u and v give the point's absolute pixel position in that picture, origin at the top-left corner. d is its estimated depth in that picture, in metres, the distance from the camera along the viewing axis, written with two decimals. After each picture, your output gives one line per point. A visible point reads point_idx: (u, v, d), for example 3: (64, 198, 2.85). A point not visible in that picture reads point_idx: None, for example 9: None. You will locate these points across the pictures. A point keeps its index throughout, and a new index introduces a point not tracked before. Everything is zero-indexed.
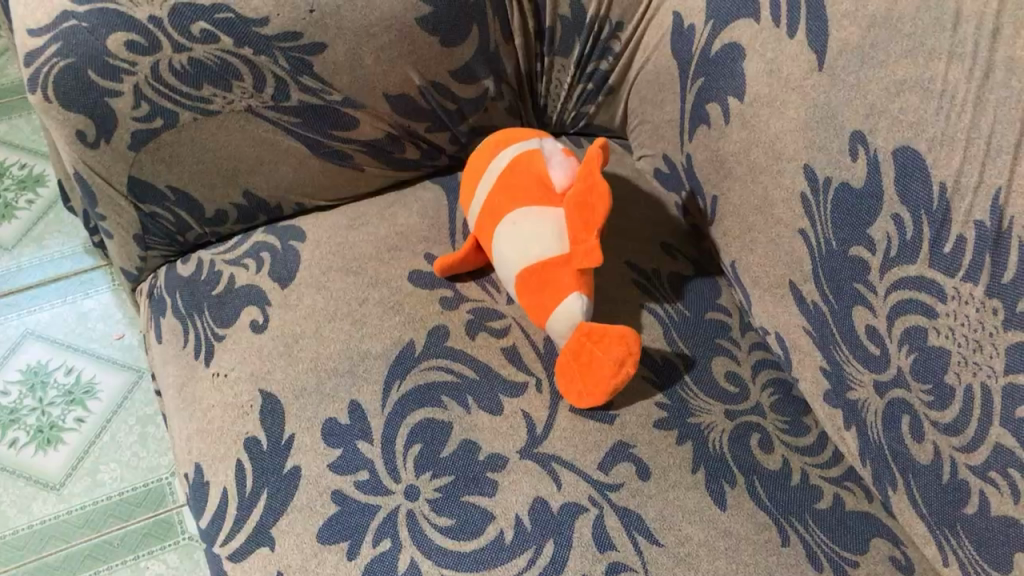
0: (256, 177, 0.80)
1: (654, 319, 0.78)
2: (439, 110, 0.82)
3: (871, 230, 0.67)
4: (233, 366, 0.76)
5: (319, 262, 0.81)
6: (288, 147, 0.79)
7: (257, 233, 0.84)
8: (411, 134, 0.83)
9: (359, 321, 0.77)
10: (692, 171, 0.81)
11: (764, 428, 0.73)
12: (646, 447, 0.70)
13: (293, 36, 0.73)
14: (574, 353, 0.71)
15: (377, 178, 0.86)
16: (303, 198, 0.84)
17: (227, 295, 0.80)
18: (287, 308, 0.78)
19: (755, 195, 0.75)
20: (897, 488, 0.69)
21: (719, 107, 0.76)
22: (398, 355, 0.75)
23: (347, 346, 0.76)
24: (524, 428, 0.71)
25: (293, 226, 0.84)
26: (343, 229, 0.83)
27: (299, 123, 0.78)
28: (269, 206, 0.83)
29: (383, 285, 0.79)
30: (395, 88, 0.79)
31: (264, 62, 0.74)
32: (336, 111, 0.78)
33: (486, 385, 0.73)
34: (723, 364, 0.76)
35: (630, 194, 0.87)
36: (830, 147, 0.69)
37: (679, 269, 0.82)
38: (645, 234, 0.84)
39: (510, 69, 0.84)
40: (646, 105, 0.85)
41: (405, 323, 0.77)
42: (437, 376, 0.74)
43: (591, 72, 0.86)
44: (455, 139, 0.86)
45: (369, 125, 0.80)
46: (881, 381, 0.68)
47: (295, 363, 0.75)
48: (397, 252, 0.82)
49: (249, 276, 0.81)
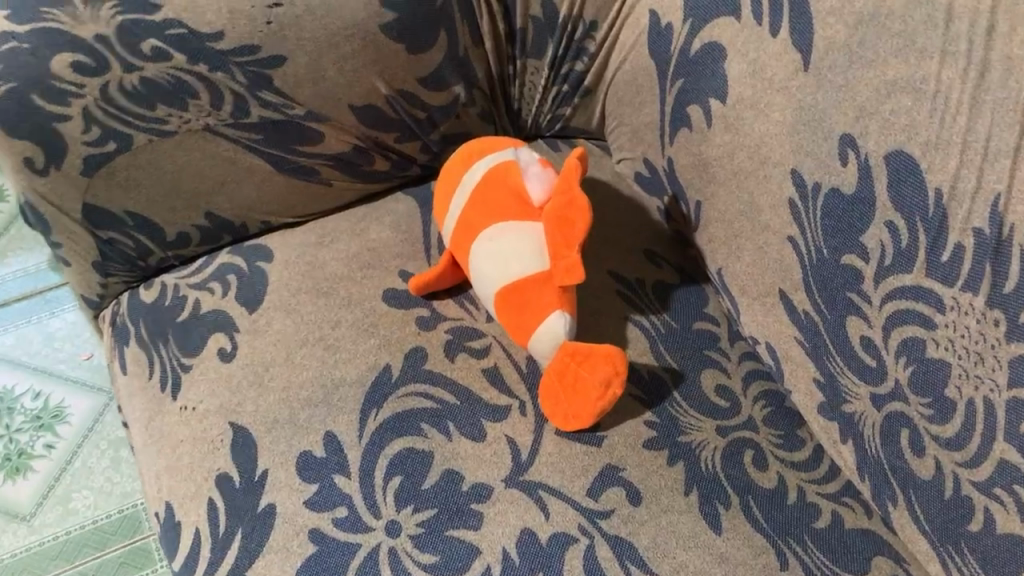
0: (218, 197, 0.76)
1: (640, 333, 0.75)
2: (408, 119, 0.79)
3: (864, 238, 0.64)
4: (201, 399, 0.73)
5: (288, 284, 0.77)
6: (251, 165, 0.75)
7: (221, 254, 0.80)
8: (380, 146, 0.80)
9: (332, 346, 0.73)
10: (674, 176, 0.78)
11: (757, 444, 0.70)
12: (636, 469, 0.67)
13: (250, 50, 0.69)
14: (558, 375, 0.68)
15: (346, 192, 0.82)
16: (268, 216, 0.80)
17: (193, 322, 0.76)
18: (256, 334, 0.75)
19: (740, 201, 0.72)
20: (898, 504, 0.66)
21: (700, 109, 0.73)
22: (374, 381, 0.71)
23: (319, 373, 0.72)
24: (508, 455, 0.68)
25: (260, 246, 0.80)
26: (311, 247, 0.80)
27: (261, 139, 0.74)
28: (233, 227, 0.79)
29: (356, 306, 0.76)
30: (361, 100, 0.75)
31: (221, 79, 0.70)
32: (299, 126, 0.75)
33: (467, 410, 0.70)
34: (712, 377, 0.73)
35: (610, 200, 0.84)
36: (818, 151, 0.65)
37: (664, 278, 0.79)
38: (626, 242, 0.81)
39: (481, 75, 0.80)
40: (624, 107, 0.81)
41: (380, 346, 0.73)
42: (416, 403, 0.70)
43: (566, 73, 0.82)
44: (426, 148, 0.82)
45: (335, 138, 0.77)
46: (877, 394, 0.66)
47: (266, 394, 0.72)
48: (369, 270, 0.78)
49: (215, 301, 0.77)
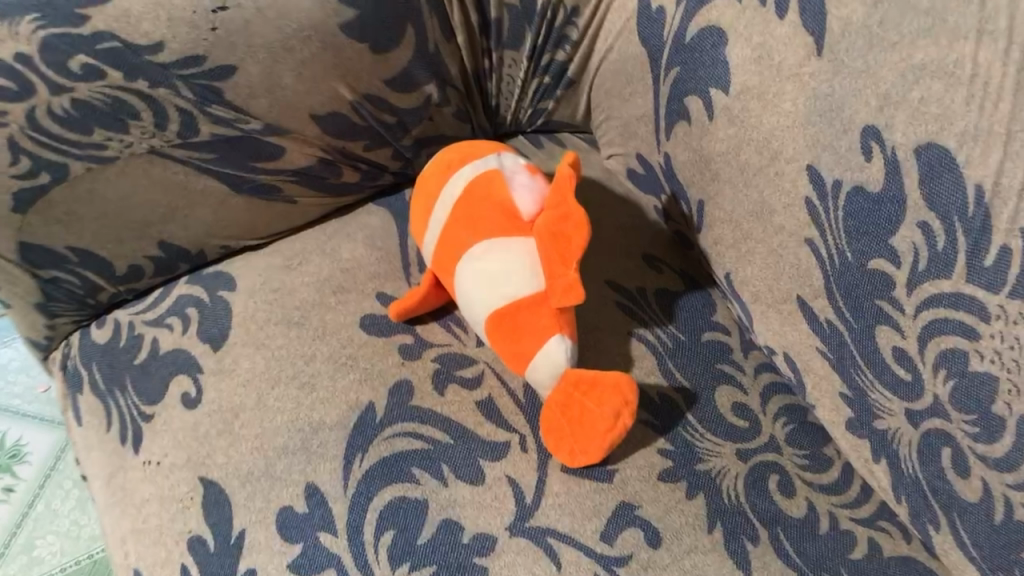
0: (171, 225, 0.69)
1: (646, 349, 0.68)
2: (376, 125, 0.71)
3: (894, 241, 0.57)
4: (166, 452, 0.66)
5: (255, 316, 0.70)
6: (205, 187, 0.68)
7: (179, 285, 0.73)
8: (347, 156, 0.72)
9: (308, 384, 0.66)
10: (672, 173, 0.71)
11: (782, 467, 0.64)
12: (652, 506, 0.61)
13: (196, 61, 0.61)
14: (560, 407, 0.61)
15: (313, 209, 0.75)
16: (228, 239, 0.72)
17: (152, 364, 0.69)
18: (222, 375, 0.68)
19: (750, 201, 0.65)
20: (941, 528, 0.60)
21: (700, 101, 0.66)
22: (356, 422, 0.65)
23: (296, 417, 0.65)
24: (512, 498, 0.61)
25: (221, 273, 0.73)
26: (278, 272, 0.72)
27: (214, 158, 0.66)
28: (191, 254, 0.72)
29: (332, 337, 0.69)
30: (323, 108, 0.68)
31: (164, 94, 0.62)
32: (256, 141, 0.67)
33: (461, 449, 0.63)
34: (728, 394, 0.67)
35: (602, 200, 0.77)
36: (837, 145, 0.59)
37: (666, 284, 0.72)
38: (623, 247, 0.74)
39: (455, 71, 0.73)
40: (612, 99, 0.74)
41: (361, 381, 0.66)
42: (404, 444, 0.64)
43: (546, 65, 0.75)
44: (398, 155, 0.75)
45: (296, 151, 0.69)
46: (915, 411, 0.59)
47: (239, 444, 0.65)
48: (344, 294, 0.71)
49: (175, 339, 0.70)
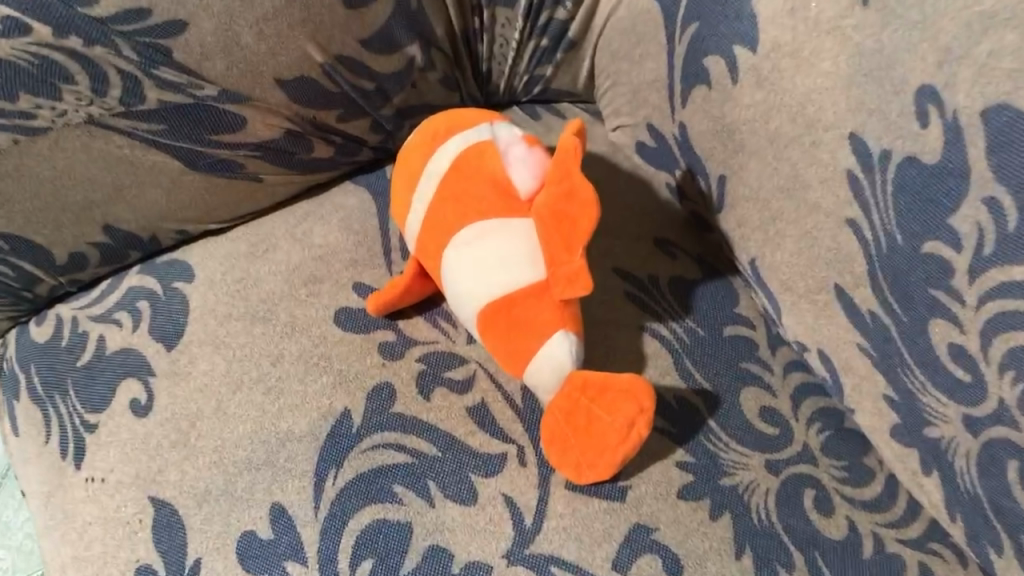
0: (116, 207, 0.60)
1: (659, 346, 0.60)
2: (351, 92, 0.62)
3: (955, 220, 0.48)
4: (111, 468, 0.57)
5: (215, 310, 0.62)
6: (155, 163, 0.59)
7: (131, 275, 0.64)
8: (319, 127, 0.63)
9: (274, 389, 0.58)
10: (688, 145, 0.62)
11: (819, 482, 0.56)
12: (672, 529, 0.53)
13: (138, 15, 0.52)
14: (565, 415, 0.53)
15: (281, 188, 0.66)
16: (185, 224, 0.64)
17: (97, 366, 0.61)
18: (177, 379, 0.59)
19: (780, 175, 0.57)
20: (1004, 552, 0.52)
21: (723, 61, 0.57)
22: (329, 432, 0.56)
23: (260, 426, 0.57)
24: (509, 520, 0.53)
25: (177, 261, 0.65)
26: (242, 260, 0.64)
27: (163, 129, 0.58)
28: (142, 240, 0.63)
29: (302, 334, 0.60)
30: (290, 71, 0.59)
31: (102, 54, 0.53)
32: (212, 109, 0.58)
33: (450, 462, 0.55)
34: (755, 398, 0.59)
35: (607, 177, 0.68)
36: (887, 109, 0.50)
37: (681, 272, 0.64)
38: (632, 230, 0.66)
39: (441, 31, 0.64)
40: (620, 62, 0.66)
41: (336, 384, 0.58)
42: (385, 458, 0.55)
43: (545, 25, 0.66)
44: (378, 126, 0.66)
45: (259, 122, 0.60)
46: (974, 417, 0.51)
47: (194, 458, 0.57)
48: (317, 285, 0.63)
49: (124, 337, 0.62)
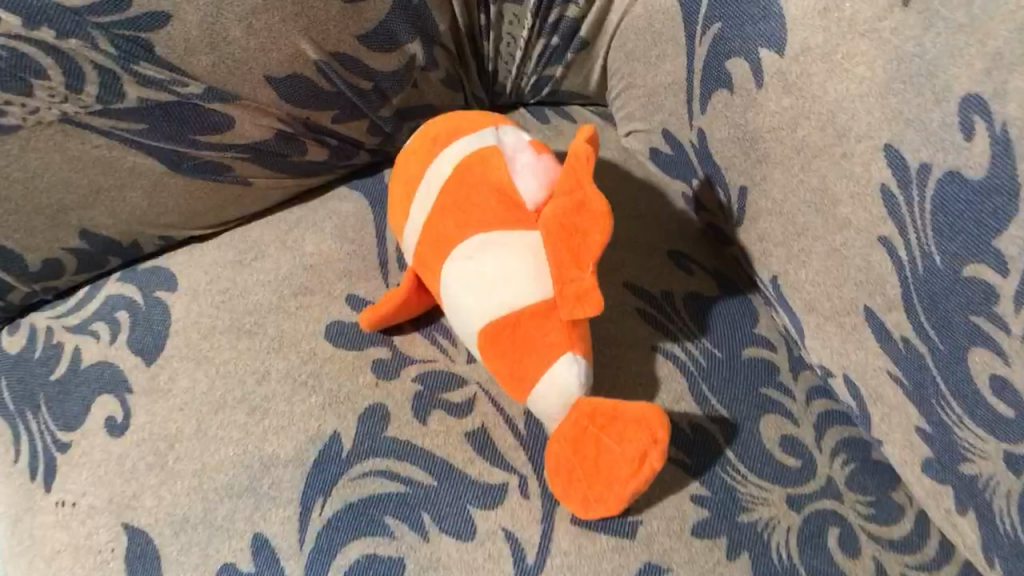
0: (93, 210, 0.56)
1: (673, 368, 0.56)
2: (348, 92, 0.58)
3: (1001, 242, 0.44)
4: (83, 492, 0.53)
5: (198, 323, 0.58)
6: (134, 165, 0.55)
7: (110, 284, 0.61)
8: (313, 129, 0.59)
9: (259, 410, 0.54)
10: (707, 153, 0.58)
11: (844, 519, 0.52)
12: (685, 570, 0.49)
13: (117, 6, 0.49)
14: (572, 444, 0.49)
15: (272, 192, 0.62)
16: (168, 229, 0.60)
17: (71, 381, 0.57)
18: (156, 396, 0.55)
19: (807, 188, 0.52)
20: None
21: (746, 65, 0.53)
22: (317, 458, 0.52)
23: (243, 450, 0.53)
24: (509, 558, 0.49)
25: (159, 269, 0.61)
26: (229, 268, 0.60)
27: (144, 128, 0.54)
28: (121, 246, 0.59)
29: (290, 350, 0.56)
30: (281, 68, 0.55)
31: (77, 47, 0.49)
32: (196, 109, 0.54)
33: (446, 492, 0.51)
34: (775, 426, 0.55)
35: (618, 184, 0.64)
36: (927, 119, 0.46)
37: (697, 288, 0.60)
38: (645, 242, 0.62)
39: (444, 28, 0.60)
40: (634, 64, 0.62)
41: (326, 405, 0.54)
42: (377, 487, 0.51)
43: (555, 23, 0.62)
44: (376, 129, 0.62)
45: (248, 122, 0.56)
46: (1016, 455, 0.47)
47: (172, 483, 0.53)
48: (308, 297, 0.59)
49: (100, 350, 0.58)
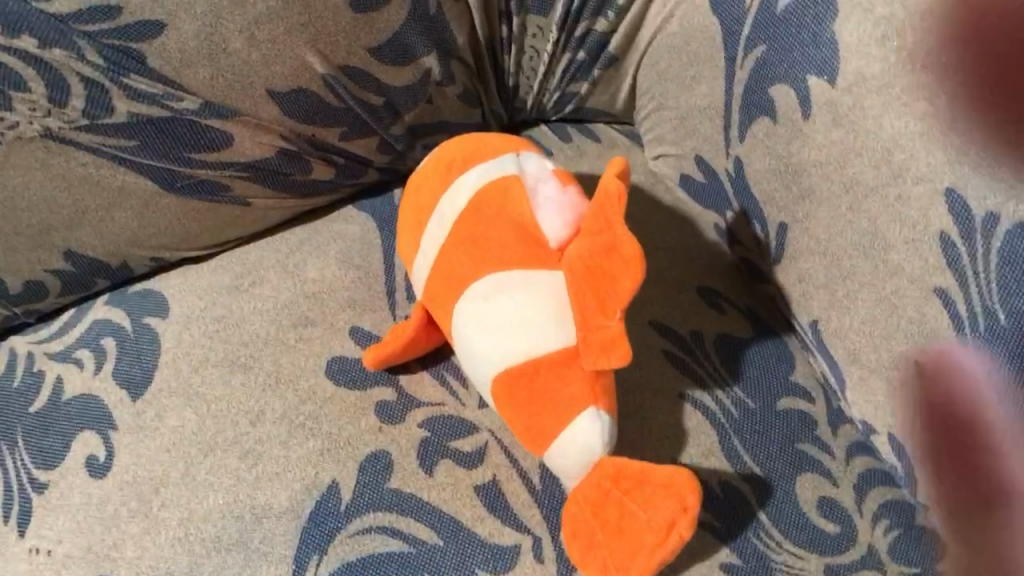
0: (79, 231, 0.52)
1: (702, 419, 0.52)
2: (357, 107, 0.54)
3: None
4: (60, 539, 0.49)
5: (190, 354, 0.54)
6: (123, 184, 0.51)
7: (96, 307, 0.56)
8: (319, 146, 0.55)
9: (252, 453, 0.50)
10: (744, 185, 0.53)
11: None
12: None
13: (107, 14, 0.45)
14: (593, 507, 0.45)
15: (273, 212, 0.57)
16: (160, 250, 0.55)
17: (51, 414, 0.53)
18: (141, 435, 0.51)
19: (857, 231, 0.47)
20: None
21: (793, 93, 0.48)
22: (313, 511, 0.48)
23: (234, 498, 0.49)
24: None
25: (150, 292, 0.56)
26: (225, 294, 0.56)
27: (134, 145, 0.49)
28: (109, 268, 0.55)
29: (287, 388, 0.52)
30: (286, 82, 0.50)
31: (62, 58, 0.45)
32: (192, 124, 0.50)
33: (453, 553, 0.47)
34: (813, 486, 0.50)
35: (645, 212, 0.60)
36: (997, 164, 0.41)
37: (729, 329, 0.55)
38: (674, 277, 0.57)
39: (463, 40, 0.55)
40: (667, 84, 0.57)
41: (324, 451, 0.50)
42: (376, 545, 0.47)
43: (582, 36, 0.57)
44: (386, 146, 0.58)
45: (247, 139, 0.52)
46: None
47: (156, 532, 0.49)
48: (308, 329, 0.54)
49: (83, 380, 0.53)
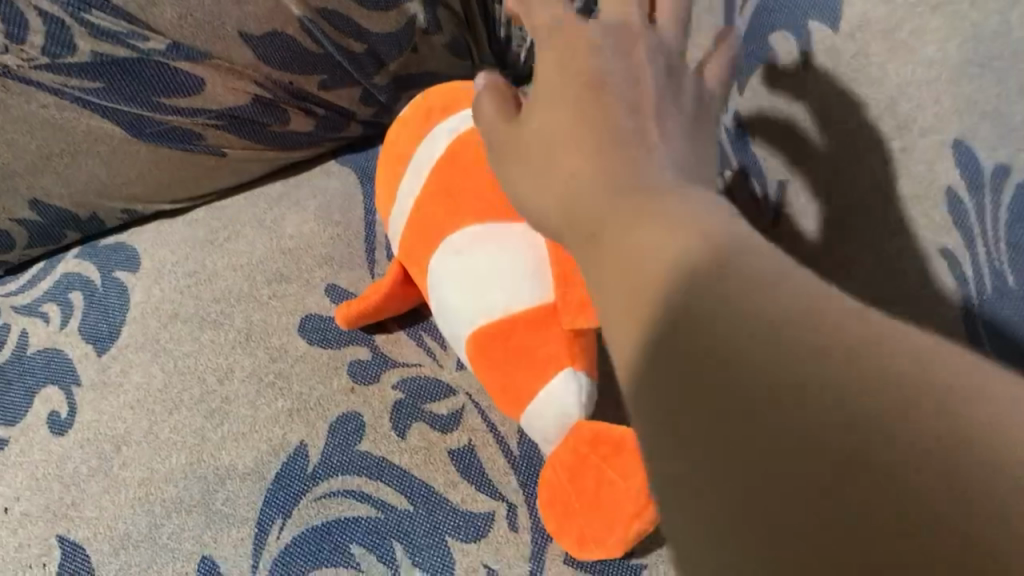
0: (44, 177, 0.50)
1: None
2: (338, 55, 0.51)
3: None
4: (18, 497, 0.47)
5: (159, 310, 0.51)
6: (90, 128, 0.49)
7: (67, 259, 0.54)
8: (297, 96, 0.52)
9: (218, 413, 0.48)
10: None
11: None
12: None
13: None
14: (570, 475, 0.41)
15: (252, 164, 0.55)
16: (133, 202, 0.53)
17: (16, 368, 0.51)
18: (105, 392, 0.49)
19: None
20: None
21: None
22: (279, 473, 0.46)
23: (198, 458, 0.47)
24: None
25: (122, 245, 0.54)
26: (197, 249, 0.54)
27: (98, 88, 0.47)
28: (78, 219, 0.53)
29: (258, 345, 0.50)
30: (259, 24, 0.47)
31: None
32: (159, 67, 0.47)
33: (423, 520, 0.44)
34: None
35: None
36: None
37: None
38: None
39: None
40: None
41: (293, 411, 0.48)
42: (343, 509, 0.45)
43: None
44: (369, 98, 0.55)
45: (219, 85, 0.49)
46: None
47: (115, 492, 0.46)
48: (282, 286, 0.52)
49: (49, 334, 0.52)
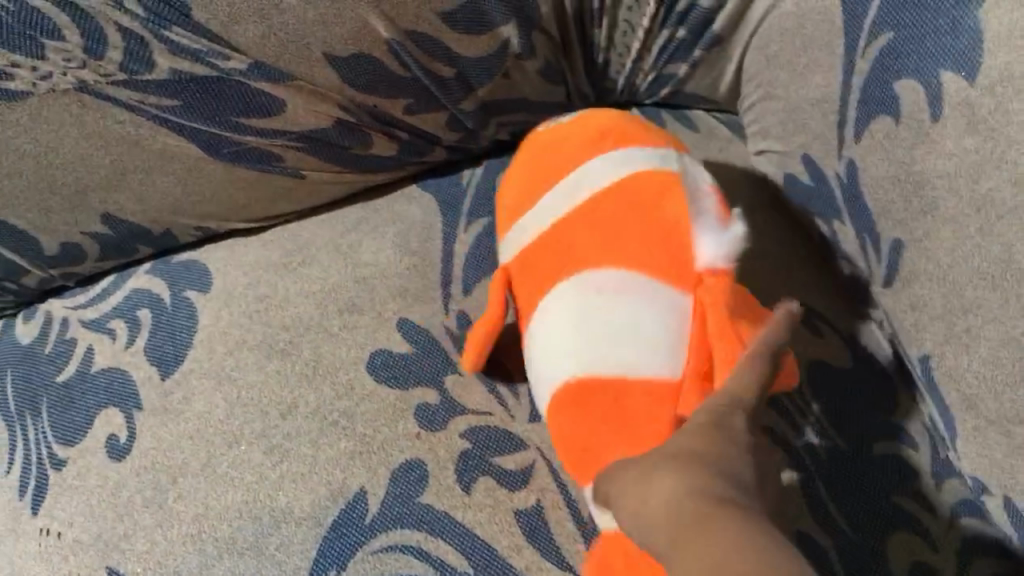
0: (117, 194, 0.48)
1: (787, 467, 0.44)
2: (424, 78, 0.48)
3: None
4: (71, 522, 0.46)
5: (226, 335, 0.50)
6: (166, 147, 0.47)
7: (139, 274, 0.53)
8: (381, 119, 0.50)
9: (277, 449, 0.46)
10: (856, 194, 0.44)
11: None
12: None
13: None
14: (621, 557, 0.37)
15: (330, 186, 0.53)
16: (207, 220, 0.52)
17: (78, 386, 0.50)
18: (168, 417, 0.48)
19: None
20: None
21: (919, 90, 0.39)
22: (336, 521, 0.44)
23: (255, 496, 0.45)
24: None
25: (194, 263, 0.53)
26: (269, 272, 0.52)
27: (177, 106, 0.45)
28: (151, 234, 0.51)
29: (325, 380, 0.48)
30: (345, 45, 0.45)
31: (98, 5, 0.41)
32: (239, 87, 0.45)
33: None
34: (908, 548, 0.42)
35: (745, 210, 0.52)
36: None
37: (827, 356, 0.47)
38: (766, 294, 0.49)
39: (547, 9, 0.48)
40: (777, 71, 0.48)
41: (355, 454, 0.45)
42: (399, 566, 0.43)
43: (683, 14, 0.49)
44: (456, 122, 0.52)
45: (301, 107, 0.47)
46: None
47: (167, 527, 0.45)
48: (354, 317, 0.50)
49: (114, 353, 0.50)
